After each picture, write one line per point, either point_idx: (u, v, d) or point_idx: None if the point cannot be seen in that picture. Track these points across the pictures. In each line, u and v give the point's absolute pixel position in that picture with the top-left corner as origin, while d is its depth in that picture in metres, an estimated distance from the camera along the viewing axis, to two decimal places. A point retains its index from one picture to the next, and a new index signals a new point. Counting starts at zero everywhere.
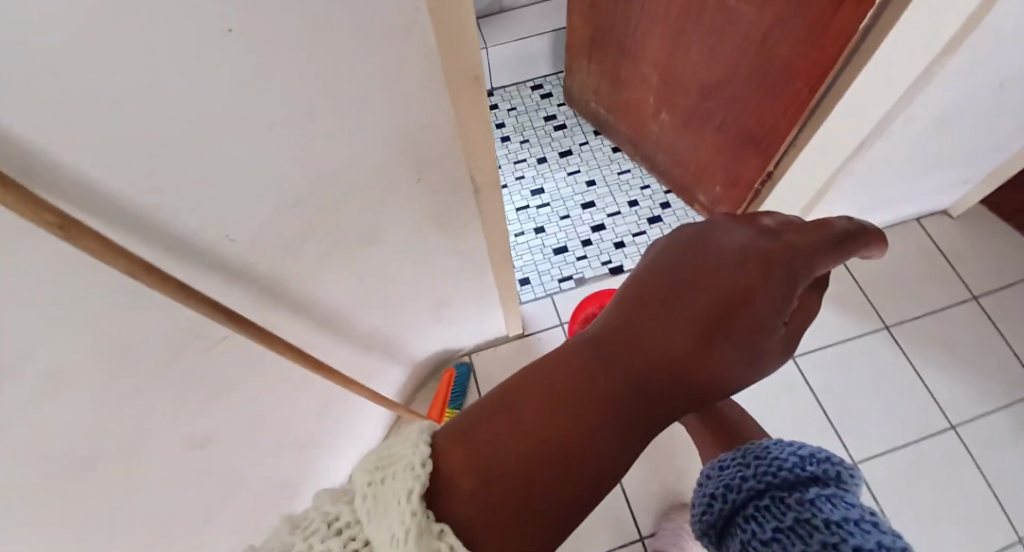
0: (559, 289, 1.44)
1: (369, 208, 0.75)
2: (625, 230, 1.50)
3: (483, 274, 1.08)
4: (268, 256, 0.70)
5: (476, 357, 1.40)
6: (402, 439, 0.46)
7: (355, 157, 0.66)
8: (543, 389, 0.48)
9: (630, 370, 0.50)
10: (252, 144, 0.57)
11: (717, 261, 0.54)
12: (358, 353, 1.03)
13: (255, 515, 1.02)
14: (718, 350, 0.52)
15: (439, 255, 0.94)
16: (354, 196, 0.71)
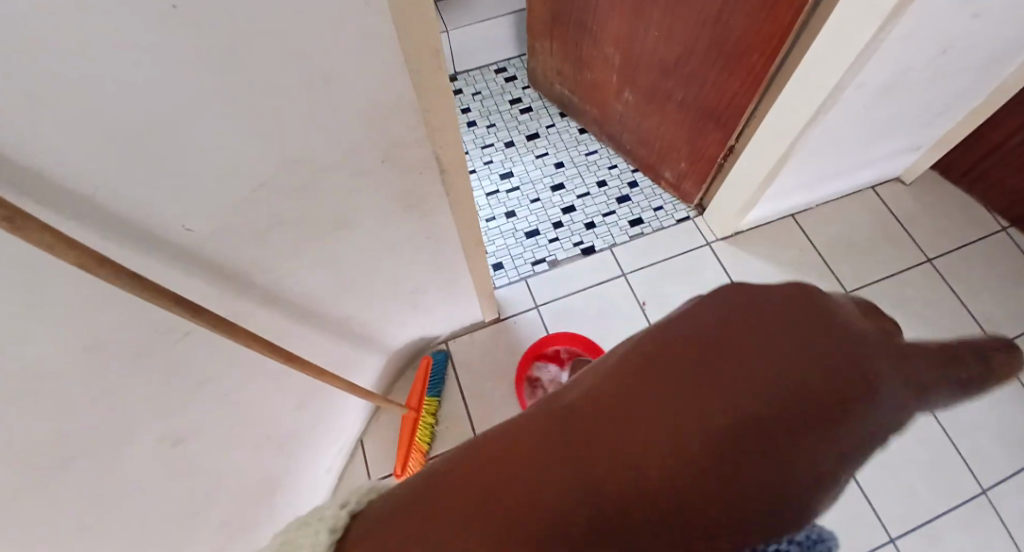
0: (533, 272, 1.45)
1: (335, 194, 0.74)
2: (595, 210, 1.51)
3: (455, 259, 1.08)
4: (232, 246, 0.69)
5: (453, 344, 1.41)
6: (318, 520, 0.48)
7: (316, 141, 0.65)
8: (552, 422, 0.43)
9: (687, 413, 0.41)
10: (207, 130, 0.56)
11: (817, 310, 0.45)
12: (333, 343, 1.03)
13: (236, 513, 1.01)
14: (786, 432, 0.41)
15: (409, 241, 0.94)
16: (319, 181, 0.71)
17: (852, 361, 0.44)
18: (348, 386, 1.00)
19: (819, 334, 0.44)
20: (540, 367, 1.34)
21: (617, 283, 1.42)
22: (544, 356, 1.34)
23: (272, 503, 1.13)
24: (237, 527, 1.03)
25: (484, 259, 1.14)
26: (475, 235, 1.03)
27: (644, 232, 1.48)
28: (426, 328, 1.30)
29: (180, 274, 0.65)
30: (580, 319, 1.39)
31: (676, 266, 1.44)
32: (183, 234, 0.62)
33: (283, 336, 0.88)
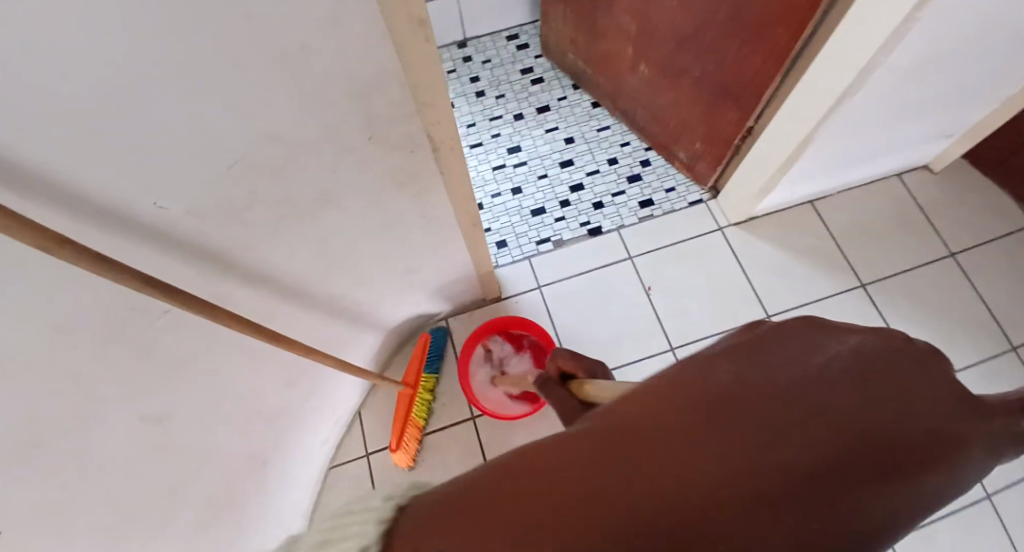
0: (537, 251, 1.40)
1: (319, 173, 0.70)
2: (604, 189, 1.45)
3: (451, 238, 1.04)
4: (210, 225, 0.66)
5: (452, 321, 1.39)
6: (363, 509, 0.48)
7: (295, 116, 0.61)
8: (524, 465, 0.39)
9: (672, 457, 0.35)
10: (176, 107, 0.52)
11: (835, 352, 0.38)
12: (323, 321, 1.01)
13: (225, 485, 1.01)
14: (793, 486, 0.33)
15: (401, 220, 0.90)
16: (301, 160, 0.67)
17: (875, 402, 0.35)
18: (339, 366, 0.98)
19: (838, 373, 0.37)
20: (496, 339, 1.28)
21: (622, 266, 1.38)
22: (508, 335, 1.28)
23: (264, 475, 1.13)
24: (226, 500, 1.03)
25: (482, 240, 1.10)
26: (472, 215, 0.99)
27: (654, 214, 1.42)
28: (424, 306, 1.27)
29: (154, 255, 0.62)
30: (582, 302, 1.36)
31: (685, 251, 1.39)
32: (155, 213, 0.59)
33: (270, 314, 0.86)
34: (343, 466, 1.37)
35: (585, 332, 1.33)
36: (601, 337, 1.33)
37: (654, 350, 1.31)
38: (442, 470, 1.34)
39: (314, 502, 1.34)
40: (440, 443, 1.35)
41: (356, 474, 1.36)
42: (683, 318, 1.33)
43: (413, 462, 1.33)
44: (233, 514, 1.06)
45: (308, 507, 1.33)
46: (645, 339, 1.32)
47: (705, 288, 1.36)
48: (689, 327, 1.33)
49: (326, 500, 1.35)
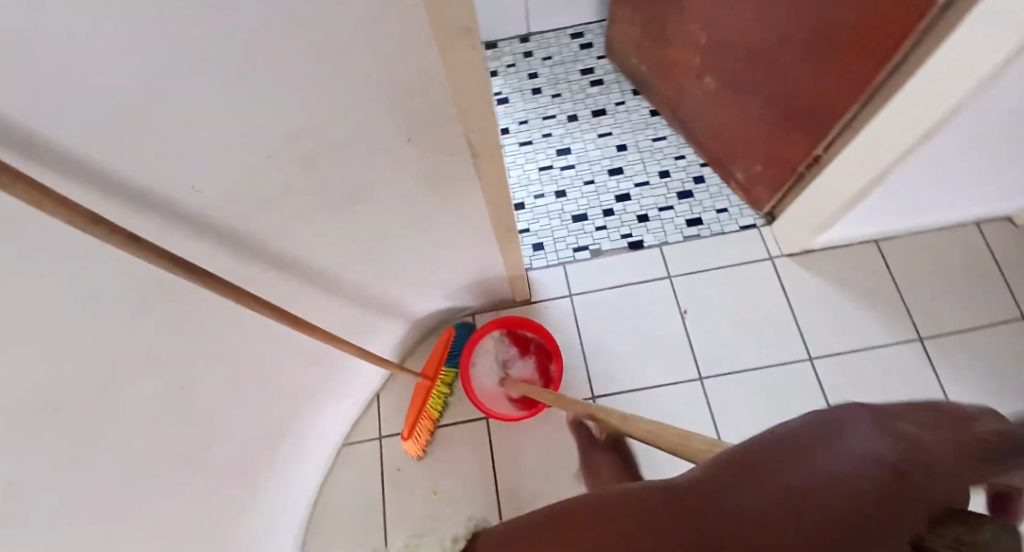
0: (573, 259, 1.37)
1: (353, 169, 0.69)
2: (651, 202, 1.40)
3: (482, 239, 1.02)
4: (243, 212, 0.66)
5: (478, 318, 1.37)
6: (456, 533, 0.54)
7: (334, 112, 0.60)
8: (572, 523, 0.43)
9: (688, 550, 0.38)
10: (216, 98, 0.52)
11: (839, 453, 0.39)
12: (348, 309, 1.00)
13: (240, 457, 1.03)
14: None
15: (433, 218, 0.88)
16: (336, 155, 0.66)
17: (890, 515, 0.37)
18: (361, 354, 0.96)
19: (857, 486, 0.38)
20: (501, 339, 1.22)
21: (659, 284, 1.33)
22: (514, 337, 1.22)
23: (278, 450, 1.15)
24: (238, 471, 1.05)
25: (516, 244, 1.08)
26: (506, 219, 0.96)
27: (700, 234, 1.36)
28: (452, 301, 1.26)
29: (190, 238, 0.62)
30: (613, 316, 1.32)
31: (728, 276, 1.33)
32: (193, 197, 0.59)
33: (296, 300, 0.86)
34: (356, 447, 1.39)
35: (612, 348, 1.29)
36: (628, 355, 1.28)
37: (683, 376, 1.26)
38: (451, 465, 1.35)
39: (324, 477, 1.37)
40: (452, 438, 1.37)
41: (367, 456, 1.38)
42: (717, 346, 1.28)
43: (423, 452, 1.36)
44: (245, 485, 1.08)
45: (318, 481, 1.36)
46: (673, 363, 1.27)
47: (744, 318, 1.30)
48: (722, 357, 1.27)
49: (337, 477, 1.37)
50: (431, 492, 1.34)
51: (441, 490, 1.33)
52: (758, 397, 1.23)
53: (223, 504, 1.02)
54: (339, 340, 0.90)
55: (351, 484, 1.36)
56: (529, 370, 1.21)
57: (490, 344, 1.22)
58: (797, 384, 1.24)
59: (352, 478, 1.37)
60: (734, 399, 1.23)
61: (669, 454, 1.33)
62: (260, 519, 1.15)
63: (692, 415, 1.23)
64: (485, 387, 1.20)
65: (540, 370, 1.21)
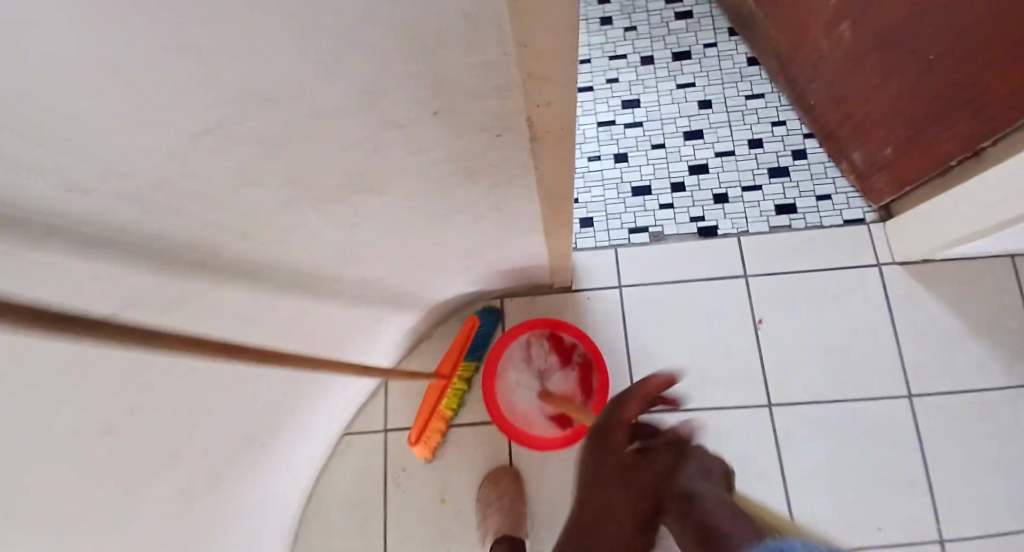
0: (627, 241, 1.14)
1: (358, 163, 0.45)
2: (732, 178, 1.14)
3: (526, 231, 0.78)
4: (204, 238, 0.43)
5: (507, 304, 1.17)
6: None
7: (336, 90, 0.36)
8: None
9: None
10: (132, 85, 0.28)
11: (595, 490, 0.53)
12: (354, 310, 0.78)
13: (246, 485, 0.86)
14: None
15: (463, 210, 0.64)
16: (333, 146, 0.42)
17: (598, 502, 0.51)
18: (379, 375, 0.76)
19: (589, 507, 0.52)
20: (539, 342, 1.01)
21: (737, 286, 1.10)
22: (556, 343, 1.01)
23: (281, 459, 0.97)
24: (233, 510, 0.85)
25: (568, 236, 0.84)
26: (561, 214, 0.71)
27: (790, 225, 1.12)
28: (477, 286, 1.04)
29: (138, 289, 0.40)
30: (672, 318, 1.10)
31: (816, 282, 1.10)
32: (119, 233, 0.36)
33: (289, 320, 0.64)
34: (360, 436, 1.23)
35: (664, 357, 1.08)
36: (681, 369, 1.07)
37: (750, 401, 1.06)
38: (464, 470, 1.20)
39: (324, 468, 1.22)
40: (468, 437, 1.21)
41: (372, 448, 1.22)
42: (791, 371, 1.07)
43: (433, 455, 1.20)
44: (250, 509, 0.91)
45: (317, 473, 1.21)
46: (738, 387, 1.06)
47: (827, 340, 1.07)
48: (792, 383, 1.06)
49: (338, 468, 1.22)
50: (440, 499, 1.20)
51: (451, 497, 1.19)
52: (834, 439, 1.04)
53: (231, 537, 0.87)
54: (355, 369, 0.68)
55: (354, 478, 1.22)
56: (568, 386, 1.00)
57: (524, 348, 1.01)
58: (881, 426, 1.04)
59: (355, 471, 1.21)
60: (802, 438, 1.04)
61: None
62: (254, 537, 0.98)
63: (762, 452, 1.03)
64: (512, 406, 0.98)
65: (581, 387, 1.00)
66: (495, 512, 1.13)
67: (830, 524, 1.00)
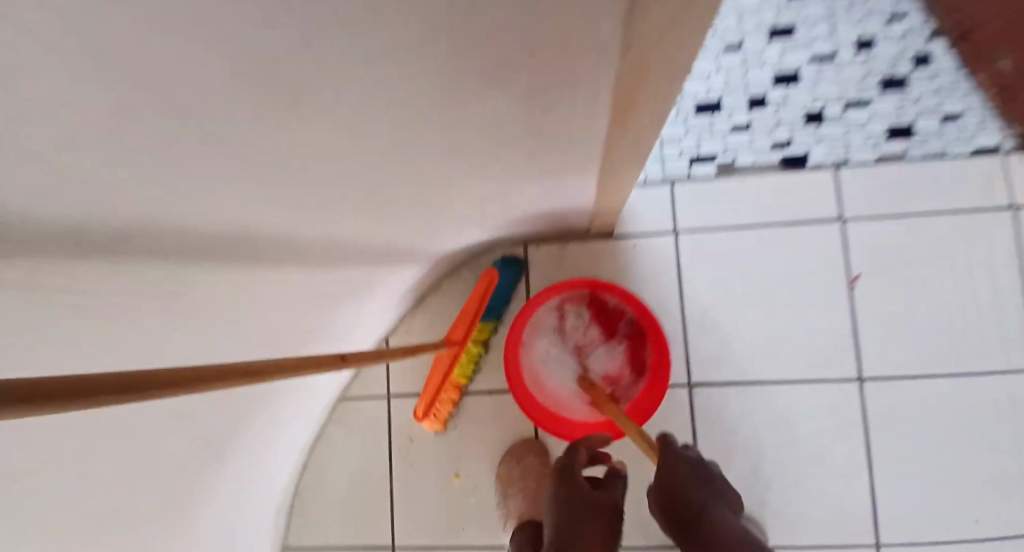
0: (689, 173, 0.97)
1: (284, 39, 0.24)
2: (831, 91, 0.93)
3: (564, 164, 0.58)
4: None
5: (533, 251, 0.99)
6: None
7: None
8: None
9: None
10: None
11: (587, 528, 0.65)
12: (331, 274, 0.60)
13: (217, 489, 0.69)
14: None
15: (490, 132, 0.45)
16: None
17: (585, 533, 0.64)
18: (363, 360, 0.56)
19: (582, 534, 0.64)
20: (576, 310, 0.89)
21: (830, 231, 0.95)
22: (599, 312, 0.89)
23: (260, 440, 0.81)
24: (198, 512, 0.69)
25: (631, 175, 0.64)
26: (621, 139, 0.52)
27: (902, 154, 0.94)
28: (498, 232, 0.84)
29: None
30: (737, 268, 0.96)
31: (920, 233, 0.94)
32: None
33: (221, 297, 0.44)
34: (359, 402, 1.06)
35: (736, 319, 0.96)
36: (755, 338, 0.96)
37: (835, 377, 0.95)
38: (479, 441, 1.03)
39: (316, 438, 1.06)
40: (485, 406, 1.03)
41: (372, 417, 1.06)
42: (881, 340, 0.94)
43: (444, 426, 1.03)
44: (224, 509, 0.76)
45: (307, 444, 1.04)
46: (821, 358, 0.95)
47: (924, 305, 0.94)
48: (881, 353, 0.94)
49: (332, 437, 1.06)
50: (453, 473, 1.04)
51: (466, 472, 1.03)
52: (922, 416, 0.93)
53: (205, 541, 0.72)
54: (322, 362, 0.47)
55: (353, 449, 1.06)
56: (616, 361, 0.88)
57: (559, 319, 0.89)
58: (977, 404, 0.93)
59: (355, 440, 1.06)
60: (887, 419, 0.94)
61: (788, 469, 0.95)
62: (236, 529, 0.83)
63: (845, 435, 0.95)
64: (546, 383, 0.87)
65: (633, 359, 0.88)
66: (517, 490, 0.97)
67: (914, 513, 0.93)
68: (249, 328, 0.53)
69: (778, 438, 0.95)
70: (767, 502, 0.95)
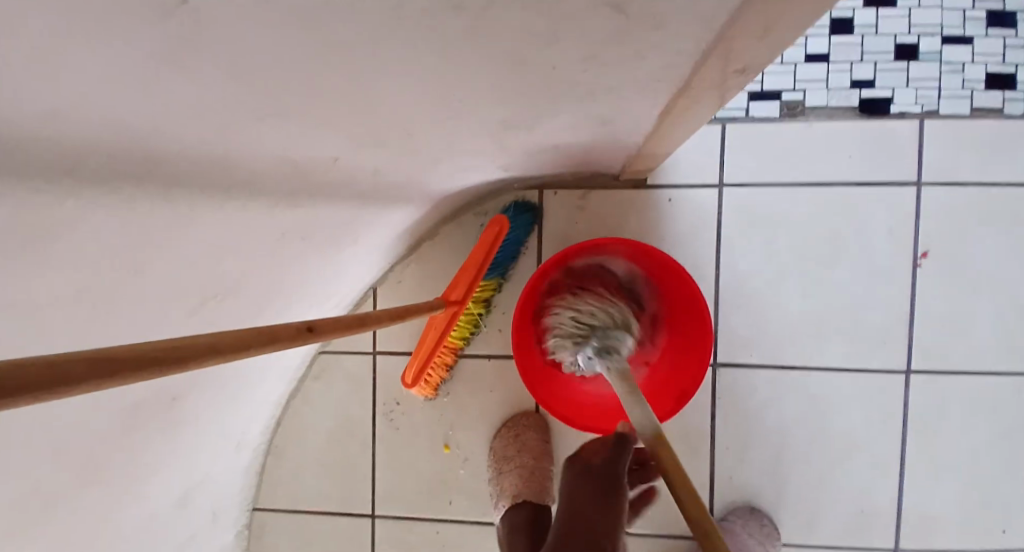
0: (745, 113, 0.82)
1: None
2: (928, 20, 0.79)
3: (617, 109, 0.43)
4: None
5: (551, 199, 0.85)
6: None
7: None
8: None
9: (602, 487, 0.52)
10: None
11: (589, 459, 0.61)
12: (302, 220, 0.45)
13: (136, 455, 0.56)
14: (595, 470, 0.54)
15: (532, 57, 0.31)
16: None
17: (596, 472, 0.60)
18: (344, 330, 0.41)
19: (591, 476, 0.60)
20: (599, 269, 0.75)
21: (905, 195, 0.81)
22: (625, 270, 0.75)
23: (212, 403, 0.67)
24: (116, 489, 0.57)
25: (697, 122, 0.49)
26: (704, 85, 0.37)
27: (1000, 109, 0.79)
28: (512, 172, 0.69)
29: None
30: (786, 234, 0.82)
31: (1003, 212, 0.80)
32: None
33: (111, 237, 0.30)
34: (339, 358, 0.93)
35: (777, 291, 0.83)
36: (797, 314, 0.83)
37: (882, 364, 0.82)
38: (474, 410, 0.91)
39: (289, 395, 0.94)
40: (483, 372, 0.91)
41: (353, 375, 0.93)
42: (944, 327, 0.81)
43: (435, 391, 0.91)
44: (156, 480, 0.63)
45: (279, 401, 0.92)
46: (869, 343, 0.82)
47: (999, 291, 0.81)
48: (940, 342, 0.82)
49: (308, 395, 0.94)
50: (442, 443, 0.92)
51: (457, 443, 0.92)
52: (977, 414, 0.82)
53: (121, 513, 0.59)
54: (295, 335, 0.33)
55: (329, 409, 0.94)
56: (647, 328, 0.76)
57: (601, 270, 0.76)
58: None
59: (331, 399, 0.94)
60: (935, 414, 0.82)
61: (814, 474, 0.85)
62: (180, 496, 0.72)
63: (886, 427, 0.83)
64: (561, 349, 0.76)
65: (673, 333, 0.74)
66: (513, 467, 0.85)
67: (950, 519, 0.83)
68: (178, 280, 0.39)
69: (807, 426, 0.84)
70: (788, 497, 0.85)
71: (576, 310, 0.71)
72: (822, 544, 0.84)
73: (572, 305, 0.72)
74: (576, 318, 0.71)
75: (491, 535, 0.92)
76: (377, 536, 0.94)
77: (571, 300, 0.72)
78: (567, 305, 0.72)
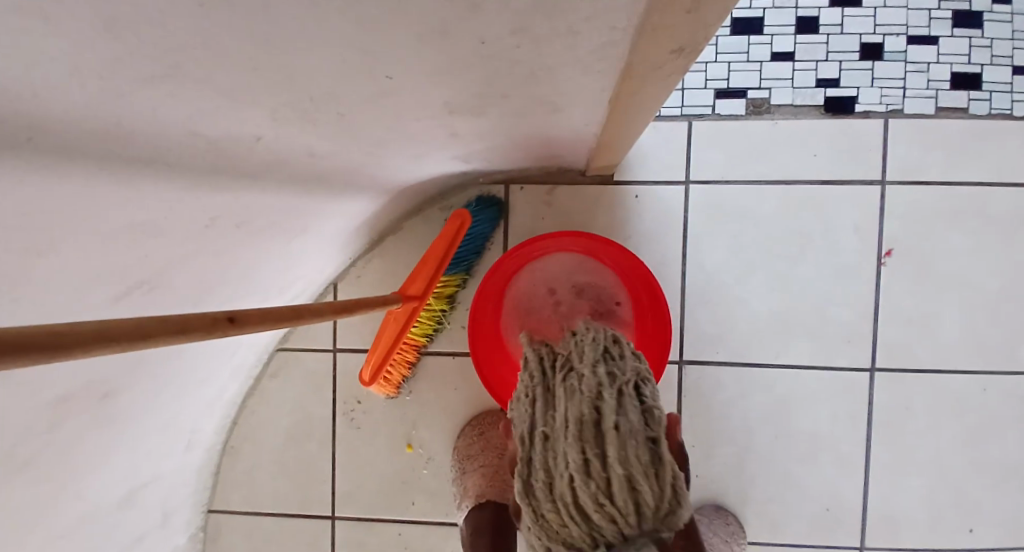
0: (712, 109, 0.82)
1: None
2: (894, 20, 0.80)
3: (565, 92, 0.42)
4: None
5: (515, 193, 0.83)
6: None
7: None
8: None
9: None
10: None
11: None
12: (235, 205, 0.43)
13: (69, 455, 0.53)
14: None
15: (459, 31, 0.30)
16: None
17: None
18: (273, 323, 0.39)
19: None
20: (578, 264, 0.74)
21: (870, 195, 0.81)
22: (597, 271, 0.74)
23: (158, 397, 0.65)
24: (50, 491, 0.53)
25: (650, 109, 0.48)
26: (647, 68, 0.36)
27: (965, 108, 0.80)
28: (472, 163, 0.67)
29: None
30: (753, 232, 0.82)
31: (967, 212, 0.80)
32: None
33: (15, 216, 0.28)
34: (297, 354, 0.91)
35: (742, 289, 0.83)
36: (762, 312, 0.83)
37: (845, 363, 0.82)
38: (437, 408, 0.89)
39: (246, 393, 0.91)
40: (446, 370, 0.89)
41: (313, 372, 0.91)
42: (907, 326, 0.82)
43: (397, 389, 0.89)
44: (94, 480, 0.61)
45: (235, 399, 0.89)
46: (832, 341, 0.82)
47: (961, 291, 0.81)
48: (902, 341, 0.82)
49: (266, 393, 0.91)
50: (404, 442, 0.90)
51: (420, 442, 0.90)
52: (940, 414, 0.82)
53: (55, 514, 0.56)
54: (212, 324, 0.31)
55: (287, 407, 0.91)
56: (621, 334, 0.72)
57: (594, 269, 0.74)
58: (1003, 404, 0.82)
59: (290, 397, 0.91)
60: (896, 413, 0.82)
61: (780, 474, 0.84)
62: (123, 496, 0.69)
63: (849, 427, 0.83)
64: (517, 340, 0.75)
65: (640, 330, 0.74)
66: (475, 467, 0.82)
67: (913, 518, 0.83)
68: (95, 264, 0.36)
69: (771, 426, 0.84)
70: (751, 497, 0.84)
71: (592, 475, 0.41)
72: (785, 544, 0.84)
73: (587, 455, 0.42)
74: (594, 497, 0.40)
75: (455, 536, 0.90)
76: (337, 538, 0.91)
77: (588, 423, 0.44)
78: (580, 435, 0.43)
